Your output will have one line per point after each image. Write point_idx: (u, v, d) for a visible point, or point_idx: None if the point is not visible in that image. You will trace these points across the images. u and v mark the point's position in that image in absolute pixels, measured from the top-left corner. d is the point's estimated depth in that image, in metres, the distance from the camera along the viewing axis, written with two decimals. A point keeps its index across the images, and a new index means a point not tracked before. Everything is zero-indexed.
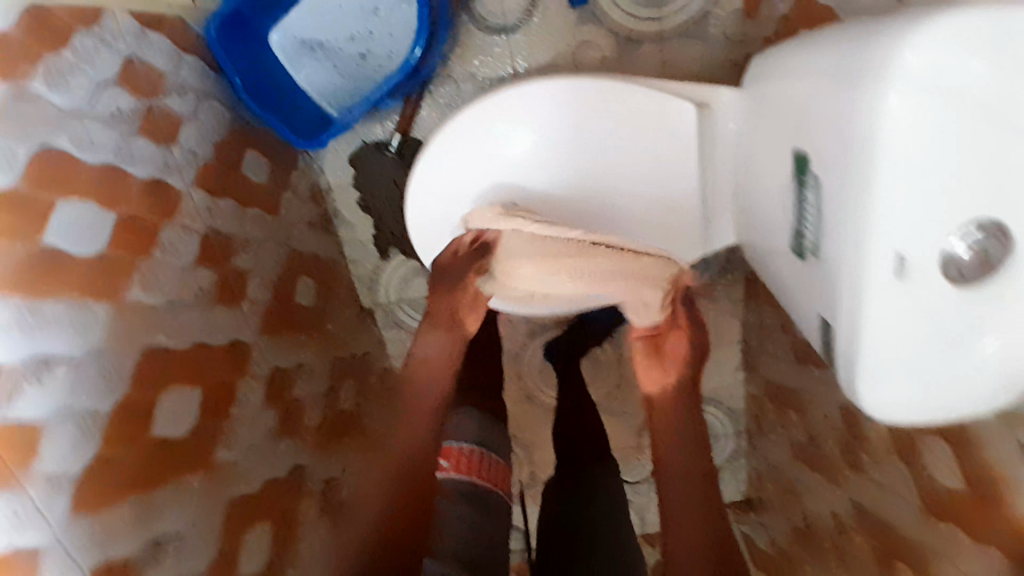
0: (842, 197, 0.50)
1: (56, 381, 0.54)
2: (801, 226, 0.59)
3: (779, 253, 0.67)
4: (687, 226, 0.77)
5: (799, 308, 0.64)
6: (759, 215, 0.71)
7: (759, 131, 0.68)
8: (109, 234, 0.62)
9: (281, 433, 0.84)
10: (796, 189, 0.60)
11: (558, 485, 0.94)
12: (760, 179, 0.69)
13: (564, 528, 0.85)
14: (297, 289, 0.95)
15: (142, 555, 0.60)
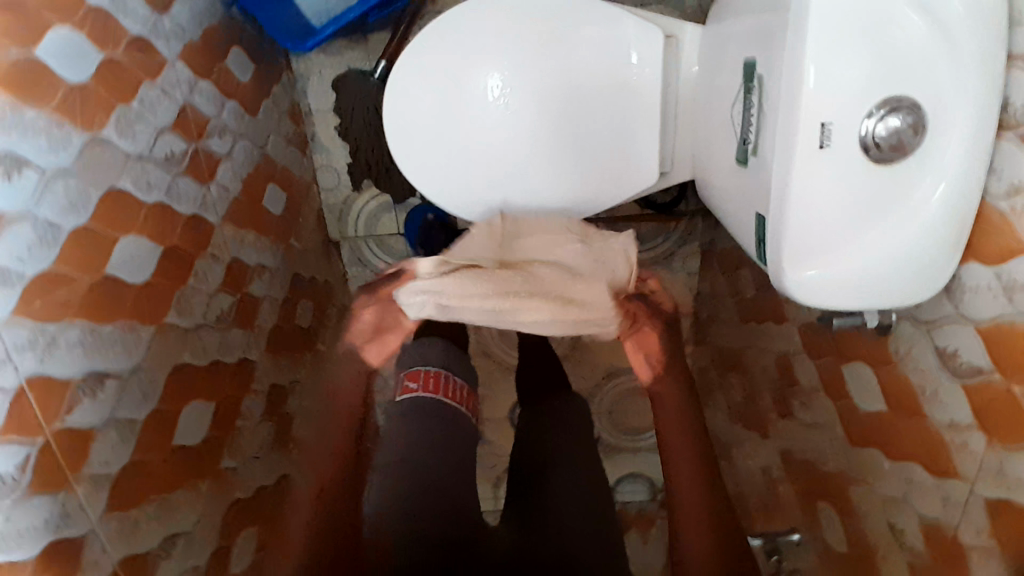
0: (778, 83, 0.56)
1: (22, 183, 0.55)
2: (745, 130, 0.65)
3: (722, 172, 0.72)
4: (645, 149, 0.82)
5: (741, 219, 0.68)
6: (709, 142, 0.76)
7: (715, 59, 0.74)
8: (92, 69, 0.63)
9: (235, 323, 0.84)
10: (740, 101, 0.66)
11: (525, 438, 0.95)
12: (712, 106, 0.74)
13: (530, 480, 0.86)
14: (268, 195, 0.96)
15: (80, 383, 0.59)
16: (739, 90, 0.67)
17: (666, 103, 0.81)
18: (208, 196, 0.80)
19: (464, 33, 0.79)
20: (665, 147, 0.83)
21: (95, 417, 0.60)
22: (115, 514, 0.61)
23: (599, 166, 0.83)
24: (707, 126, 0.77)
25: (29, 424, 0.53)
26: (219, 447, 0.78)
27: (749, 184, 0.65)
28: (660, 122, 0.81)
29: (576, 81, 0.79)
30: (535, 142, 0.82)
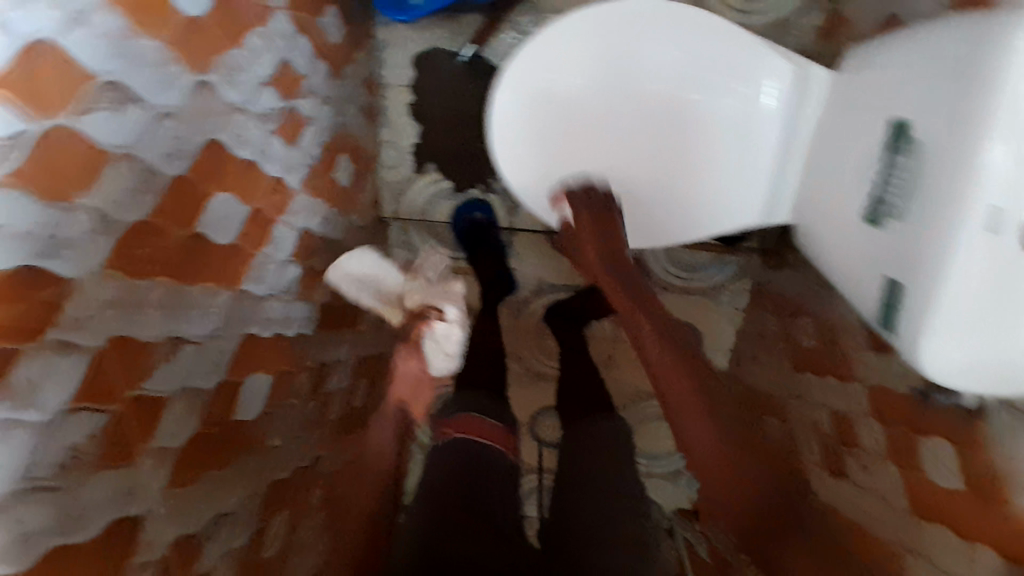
0: (945, 161, 0.53)
1: (129, 119, 0.48)
2: (881, 191, 0.61)
3: (836, 221, 0.69)
4: (751, 185, 0.79)
5: (858, 276, 0.65)
6: (820, 187, 0.73)
7: (850, 108, 0.68)
8: (202, 9, 0.55)
9: (295, 297, 0.79)
10: (878, 160, 0.62)
11: (567, 456, 0.92)
12: (833, 156, 0.70)
13: (575, 492, 0.86)
14: (340, 165, 0.90)
15: (160, 347, 0.54)
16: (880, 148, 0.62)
17: (782, 146, 0.76)
18: (292, 159, 0.74)
19: (589, 38, 0.75)
20: (771, 189, 0.79)
21: (167, 385, 0.55)
22: (170, 492, 0.57)
23: (706, 192, 0.80)
24: (820, 173, 0.73)
25: (104, 389, 0.48)
26: (266, 426, 0.74)
27: (877, 249, 0.61)
28: (772, 162, 0.78)
29: (684, 117, 0.77)
30: (647, 165, 0.79)
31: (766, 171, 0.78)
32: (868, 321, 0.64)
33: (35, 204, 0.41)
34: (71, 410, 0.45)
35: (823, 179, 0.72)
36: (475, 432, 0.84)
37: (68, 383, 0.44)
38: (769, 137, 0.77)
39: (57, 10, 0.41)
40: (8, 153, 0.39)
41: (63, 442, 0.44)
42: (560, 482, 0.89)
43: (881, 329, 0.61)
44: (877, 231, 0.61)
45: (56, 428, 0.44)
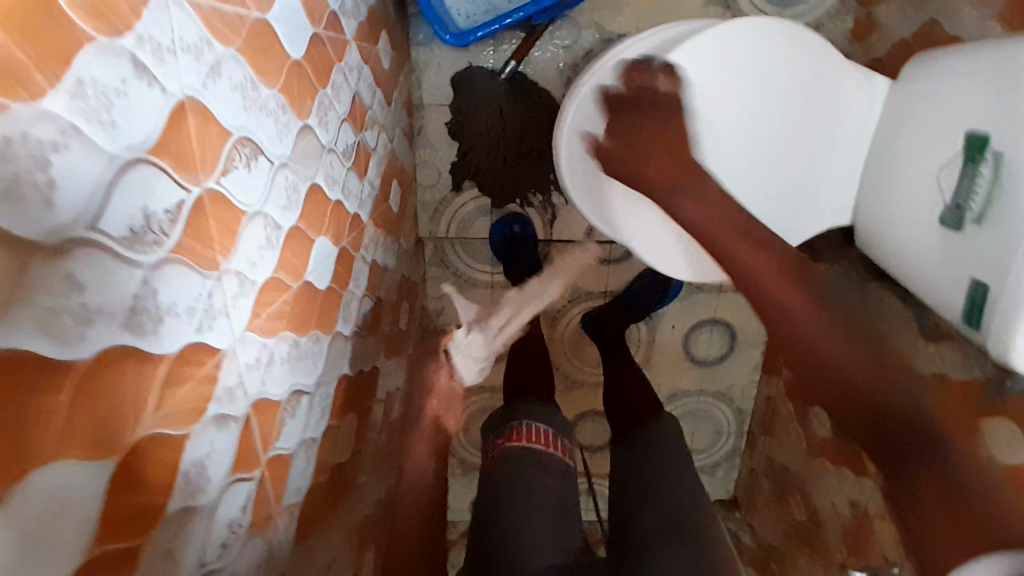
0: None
1: (255, 170, 0.47)
2: (964, 192, 0.63)
3: (912, 222, 0.72)
4: (816, 192, 0.82)
5: (935, 278, 0.69)
6: (888, 190, 0.75)
7: (921, 113, 0.71)
8: (304, 47, 0.56)
9: (368, 330, 0.78)
10: (954, 167, 0.65)
11: (624, 459, 0.87)
12: (901, 161, 0.73)
13: (635, 497, 0.79)
14: (392, 192, 0.89)
15: (286, 403, 0.52)
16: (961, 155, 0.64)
17: (849, 147, 0.80)
18: (364, 192, 0.74)
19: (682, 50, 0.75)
20: (837, 190, 0.82)
21: (292, 439, 0.53)
22: (296, 547, 0.55)
23: (778, 200, 0.81)
24: (887, 173, 0.76)
25: (248, 457, 0.46)
26: (355, 463, 0.74)
27: (959, 251, 0.64)
28: (832, 167, 0.81)
29: (769, 120, 0.78)
30: (728, 173, 0.79)
31: (832, 175, 0.81)
32: (955, 324, 0.67)
33: (199, 272, 0.39)
34: (228, 483, 0.43)
35: (891, 183, 0.75)
36: (528, 437, 0.80)
37: (226, 455, 0.42)
38: (837, 140, 0.80)
39: (197, 65, 0.39)
40: (172, 226, 0.36)
41: (224, 521, 0.42)
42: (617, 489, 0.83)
43: (970, 328, 0.63)
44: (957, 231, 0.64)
45: (218, 506, 0.42)
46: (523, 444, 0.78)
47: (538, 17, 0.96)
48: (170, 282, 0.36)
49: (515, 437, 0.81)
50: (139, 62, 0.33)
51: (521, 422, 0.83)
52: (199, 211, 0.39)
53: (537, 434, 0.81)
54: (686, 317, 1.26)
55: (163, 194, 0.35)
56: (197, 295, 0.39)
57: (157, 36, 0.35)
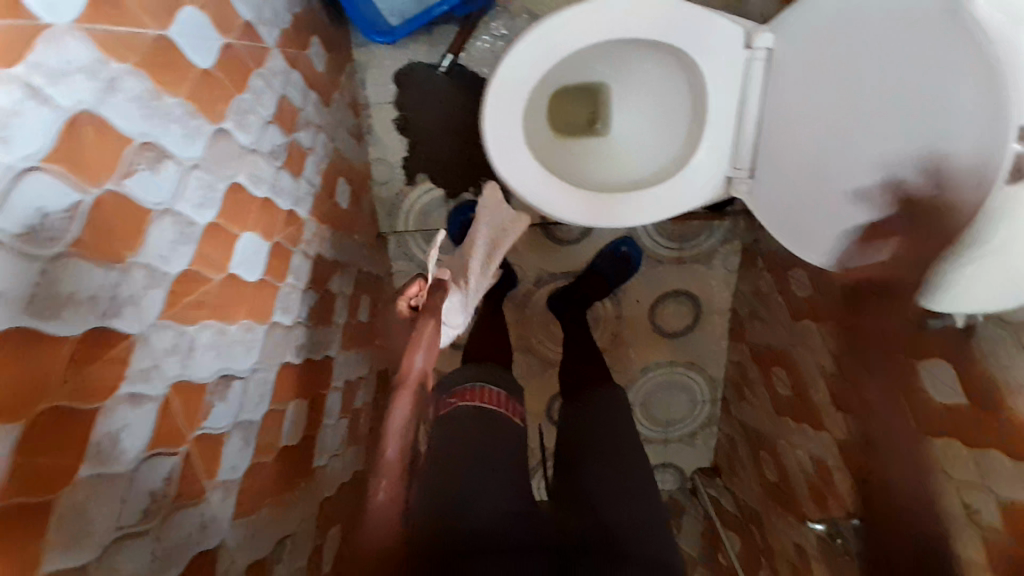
0: (940, 103, 0.55)
1: (162, 173, 0.51)
2: (853, 141, 0.66)
3: (804, 176, 0.73)
4: (718, 156, 0.83)
5: (827, 228, 0.71)
6: (784, 147, 0.76)
7: (795, 67, 0.73)
8: (214, 56, 0.60)
9: (318, 321, 0.82)
10: (847, 115, 0.66)
11: (580, 415, 0.98)
12: (792, 119, 0.74)
13: (589, 452, 0.91)
14: (338, 189, 0.93)
15: (213, 386, 0.57)
16: (867, 97, 0.64)
17: (738, 108, 0.80)
18: (300, 190, 0.78)
19: (579, 33, 0.78)
20: (734, 151, 0.82)
21: (223, 420, 0.59)
22: (237, 520, 0.60)
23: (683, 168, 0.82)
24: (780, 125, 0.76)
25: (169, 434, 0.51)
26: (310, 447, 0.77)
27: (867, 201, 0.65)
28: (732, 130, 0.81)
29: None
30: None
31: (729, 138, 0.82)
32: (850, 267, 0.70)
33: (100, 266, 0.44)
34: (147, 457, 0.49)
35: (785, 140, 0.76)
36: (482, 398, 0.91)
37: (142, 430, 0.48)
38: (727, 103, 0.80)
39: (92, 82, 0.44)
40: (70, 225, 0.41)
41: (143, 489, 0.48)
42: (569, 446, 0.93)
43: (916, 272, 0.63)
44: (876, 174, 0.63)
45: (136, 475, 0.47)
46: (474, 404, 0.89)
47: (459, 8, 1.01)
48: (69, 276, 0.41)
49: (468, 397, 0.91)
50: (31, 85, 0.38)
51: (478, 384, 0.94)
52: (98, 212, 0.44)
53: (491, 396, 0.92)
54: (649, 290, 1.29)
55: (59, 198, 0.40)
56: (100, 287, 0.44)
57: (52, 63, 0.40)
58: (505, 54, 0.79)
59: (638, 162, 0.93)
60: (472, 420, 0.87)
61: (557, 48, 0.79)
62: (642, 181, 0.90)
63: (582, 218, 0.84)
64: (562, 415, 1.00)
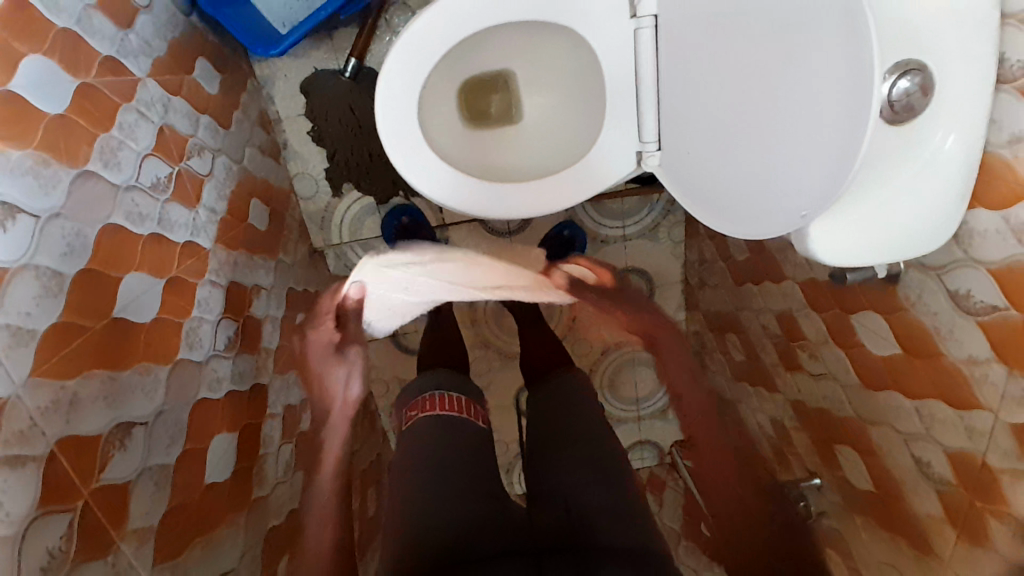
0: (794, 58, 0.54)
1: (18, 230, 0.49)
2: (727, 102, 0.65)
3: (697, 142, 0.73)
4: (619, 131, 0.82)
5: (717, 190, 0.71)
6: (680, 115, 0.75)
7: (676, 32, 0.71)
8: (70, 99, 0.58)
9: (241, 347, 0.81)
10: (722, 78, 0.65)
11: (547, 407, 0.87)
12: (683, 87, 0.72)
13: (552, 448, 0.79)
14: (252, 210, 0.91)
15: (110, 436, 0.55)
16: (732, 57, 0.63)
17: (632, 79, 0.79)
18: (198, 219, 0.76)
19: (464, 19, 0.78)
20: (637, 124, 0.81)
21: (128, 468, 0.57)
22: (162, 567, 0.58)
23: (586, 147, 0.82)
24: (675, 92, 0.74)
25: (64, 490, 0.49)
26: (247, 478, 0.76)
27: (742, 161, 0.65)
28: (631, 102, 0.80)
29: None
30: None
31: (630, 111, 0.81)
32: (733, 231, 0.71)
33: None
34: (39, 516, 0.47)
35: (679, 108, 0.74)
36: (442, 406, 0.86)
37: (26, 492, 0.46)
38: (620, 76, 0.79)
39: None
40: None
41: (41, 548, 0.46)
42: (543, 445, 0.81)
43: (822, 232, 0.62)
44: (749, 133, 0.63)
45: (27, 538, 0.45)
46: (434, 412, 0.84)
47: (345, 10, 0.99)
48: None
49: (429, 406, 0.86)
50: None
51: (436, 393, 0.88)
52: None
53: (452, 402, 0.87)
54: None
55: None
56: None
57: None
58: (395, 41, 0.78)
59: (552, 143, 0.92)
60: (428, 429, 0.81)
61: (444, 35, 0.78)
62: (551, 163, 0.90)
63: (493, 211, 0.85)
64: (531, 413, 0.89)
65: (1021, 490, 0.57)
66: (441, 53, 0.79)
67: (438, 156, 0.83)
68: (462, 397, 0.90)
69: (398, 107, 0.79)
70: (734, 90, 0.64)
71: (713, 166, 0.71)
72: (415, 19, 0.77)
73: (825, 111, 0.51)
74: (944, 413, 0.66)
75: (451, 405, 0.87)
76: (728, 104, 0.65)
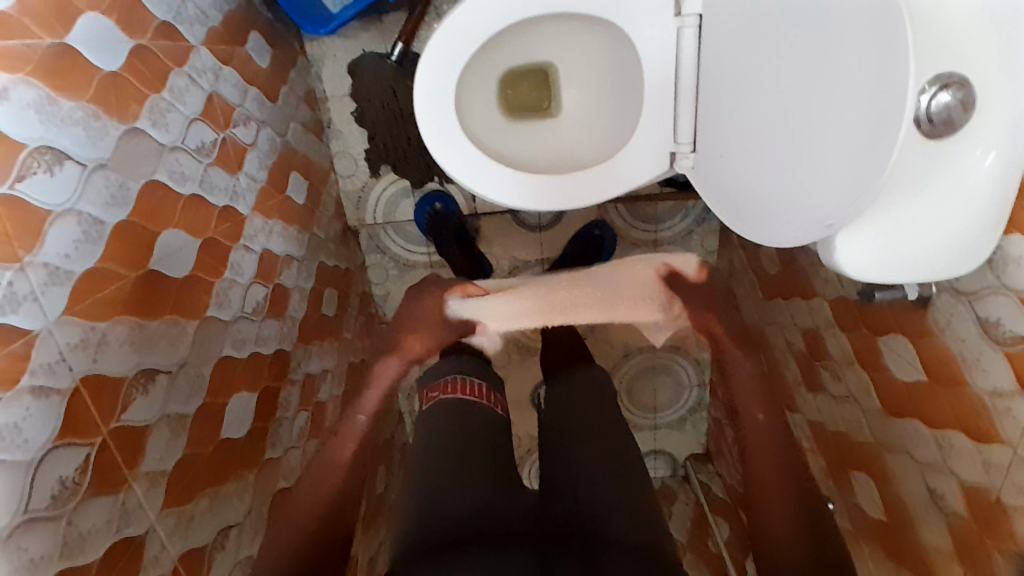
0: (830, 63, 0.53)
1: (63, 176, 0.53)
2: (760, 105, 0.65)
3: (730, 145, 0.72)
4: (653, 129, 0.82)
5: (745, 196, 0.71)
6: (717, 117, 0.74)
7: (719, 30, 0.70)
8: (124, 58, 0.62)
9: (268, 313, 0.84)
10: (760, 78, 0.64)
11: (563, 400, 0.87)
12: (722, 87, 0.72)
13: (563, 440, 0.79)
14: (291, 183, 0.95)
15: (133, 380, 0.58)
16: (769, 59, 0.62)
17: (672, 78, 0.79)
18: (237, 185, 0.80)
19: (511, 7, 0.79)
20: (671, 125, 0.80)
21: (147, 413, 0.60)
22: (167, 512, 0.61)
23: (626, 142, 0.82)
24: (714, 92, 0.74)
25: (83, 424, 0.52)
26: (260, 439, 0.79)
27: (771, 167, 0.64)
28: (668, 101, 0.80)
29: None
30: None
31: (666, 110, 0.80)
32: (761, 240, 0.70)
33: None
34: (56, 446, 0.49)
35: (717, 109, 0.74)
36: (462, 390, 0.86)
37: (47, 421, 0.49)
38: (659, 73, 0.79)
39: None
40: None
41: (53, 476, 0.49)
42: (557, 435, 0.81)
43: (848, 244, 0.60)
44: (780, 137, 0.62)
45: (42, 465, 0.48)
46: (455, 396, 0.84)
47: None
48: None
49: (451, 389, 0.86)
50: None
51: (461, 376, 0.89)
52: None
53: (473, 387, 0.88)
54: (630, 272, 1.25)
55: None
56: None
57: None
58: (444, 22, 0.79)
59: (589, 137, 0.92)
60: (446, 409, 0.82)
61: (492, 20, 0.79)
62: (588, 155, 0.90)
63: (531, 204, 0.86)
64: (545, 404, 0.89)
65: None
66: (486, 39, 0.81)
67: (471, 142, 0.84)
68: (483, 383, 0.91)
69: (440, 87, 0.81)
70: (769, 92, 0.63)
71: (744, 171, 0.70)
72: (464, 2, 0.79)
73: (858, 116, 0.50)
74: (967, 447, 0.63)
75: (470, 389, 0.87)
76: (760, 108, 0.65)
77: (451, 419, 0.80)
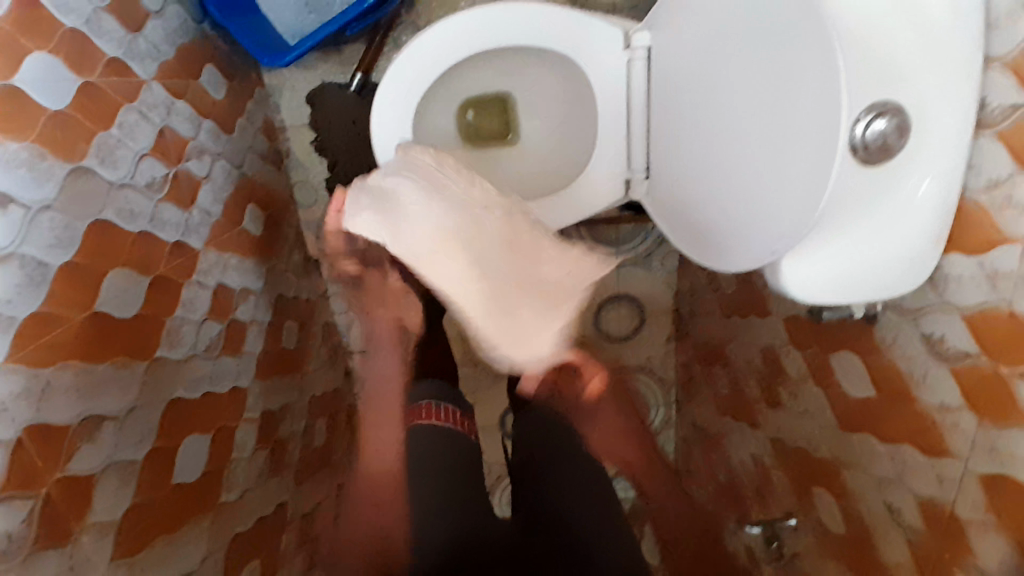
0: (773, 94, 0.55)
1: (6, 220, 0.51)
2: (711, 133, 0.67)
3: (683, 170, 0.74)
4: (609, 157, 0.83)
5: (700, 220, 0.72)
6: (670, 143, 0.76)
7: (669, 62, 0.73)
8: (72, 96, 0.61)
9: (222, 348, 0.82)
10: (709, 107, 0.66)
11: (533, 426, 0.90)
12: (673, 115, 0.74)
13: (541, 469, 0.83)
14: (249, 215, 0.94)
15: (79, 428, 0.56)
16: (717, 89, 0.64)
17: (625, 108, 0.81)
18: (190, 219, 0.78)
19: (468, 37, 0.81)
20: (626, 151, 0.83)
21: (95, 461, 0.57)
22: (118, 564, 0.58)
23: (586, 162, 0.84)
24: (666, 118, 0.76)
25: (28, 477, 0.50)
26: (216, 480, 0.76)
27: (722, 193, 0.66)
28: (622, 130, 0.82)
29: None
30: None
31: (620, 139, 0.83)
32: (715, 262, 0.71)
33: None
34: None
35: (669, 136, 0.76)
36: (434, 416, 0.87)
37: None
38: (613, 103, 0.81)
39: None
40: None
41: None
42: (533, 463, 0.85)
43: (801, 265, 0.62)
44: (731, 164, 0.64)
45: None
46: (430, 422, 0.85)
47: (351, 28, 1.04)
48: None
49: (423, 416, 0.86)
50: None
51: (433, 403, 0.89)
52: None
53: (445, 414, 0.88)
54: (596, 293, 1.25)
55: None
56: None
57: None
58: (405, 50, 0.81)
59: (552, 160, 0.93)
60: (429, 440, 0.83)
61: (451, 48, 0.81)
62: (554, 175, 0.91)
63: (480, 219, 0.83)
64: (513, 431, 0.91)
65: (987, 541, 0.57)
66: (445, 66, 0.82)
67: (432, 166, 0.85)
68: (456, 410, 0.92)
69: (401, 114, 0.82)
70: (719, 120, 0.65)
71: (698, 196, 0.72)
72: (423, 31, 0.81)
73: (801, 144, 0.52)
74: (918, 461, 0.65)
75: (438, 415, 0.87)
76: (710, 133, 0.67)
77: (436, 449, 0.82)
